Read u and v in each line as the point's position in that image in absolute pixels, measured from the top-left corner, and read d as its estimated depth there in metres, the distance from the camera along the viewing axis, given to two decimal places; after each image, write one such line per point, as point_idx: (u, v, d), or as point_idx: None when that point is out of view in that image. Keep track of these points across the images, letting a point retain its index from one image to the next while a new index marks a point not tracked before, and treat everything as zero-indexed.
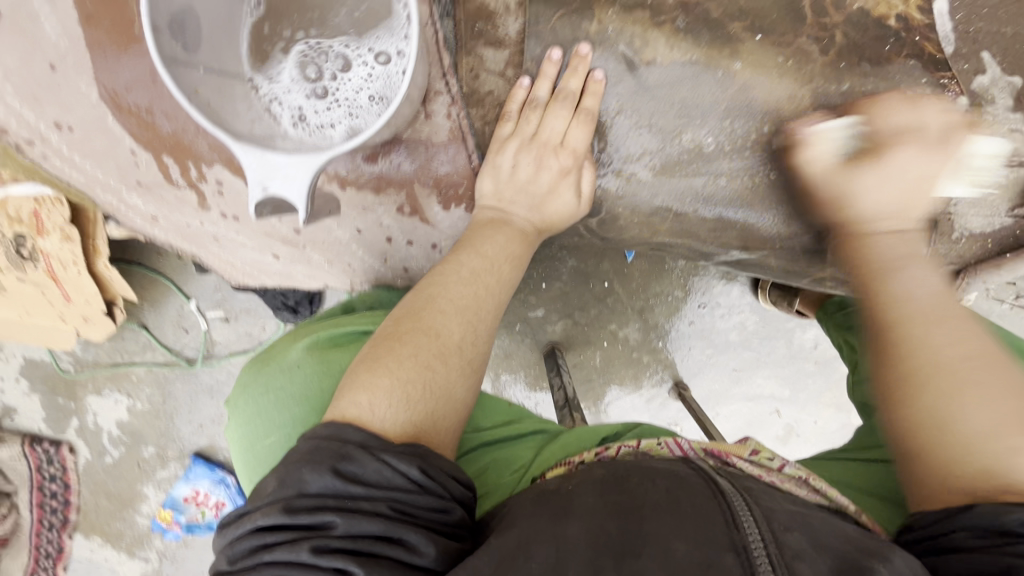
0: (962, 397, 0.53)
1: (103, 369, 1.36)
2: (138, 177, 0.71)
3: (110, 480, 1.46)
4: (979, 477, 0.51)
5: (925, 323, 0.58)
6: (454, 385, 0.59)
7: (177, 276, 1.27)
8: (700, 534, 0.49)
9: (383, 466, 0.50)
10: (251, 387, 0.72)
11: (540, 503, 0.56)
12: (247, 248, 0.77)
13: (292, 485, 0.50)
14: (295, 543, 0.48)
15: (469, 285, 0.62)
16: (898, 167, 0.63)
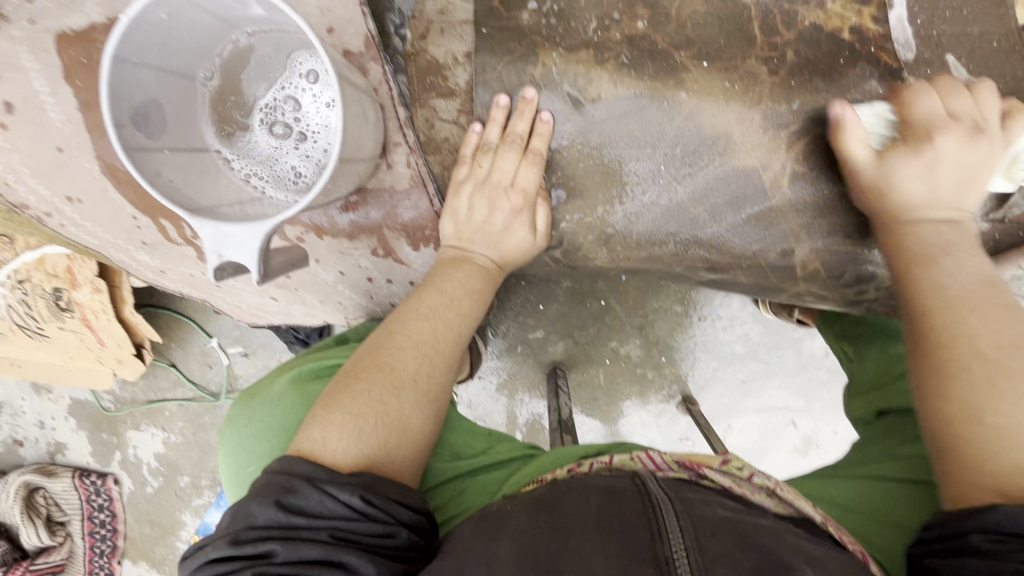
0: (997, 387, 0.52)
1: (139, 406, 1.47)
2: (143, 238, 0.79)
3: (152, 508, 1.56)
4: (994, 484, 0.49)
5: (967, 311, 0.56)
6: (407, 416, 0.63)
7: (200, 315, 1.36)
8: (623, 547, 0.51)
9: (324, 496, 0.54)
10: (234, 421, 0.77)
11: (481, 523, 0.58)
12: (248, 291, 0.89)
13: (240, 518, 0.54)
14: (239, 571, 0.51)
15: (427, 321, 0.67)
16: (940, 151, 0.62)
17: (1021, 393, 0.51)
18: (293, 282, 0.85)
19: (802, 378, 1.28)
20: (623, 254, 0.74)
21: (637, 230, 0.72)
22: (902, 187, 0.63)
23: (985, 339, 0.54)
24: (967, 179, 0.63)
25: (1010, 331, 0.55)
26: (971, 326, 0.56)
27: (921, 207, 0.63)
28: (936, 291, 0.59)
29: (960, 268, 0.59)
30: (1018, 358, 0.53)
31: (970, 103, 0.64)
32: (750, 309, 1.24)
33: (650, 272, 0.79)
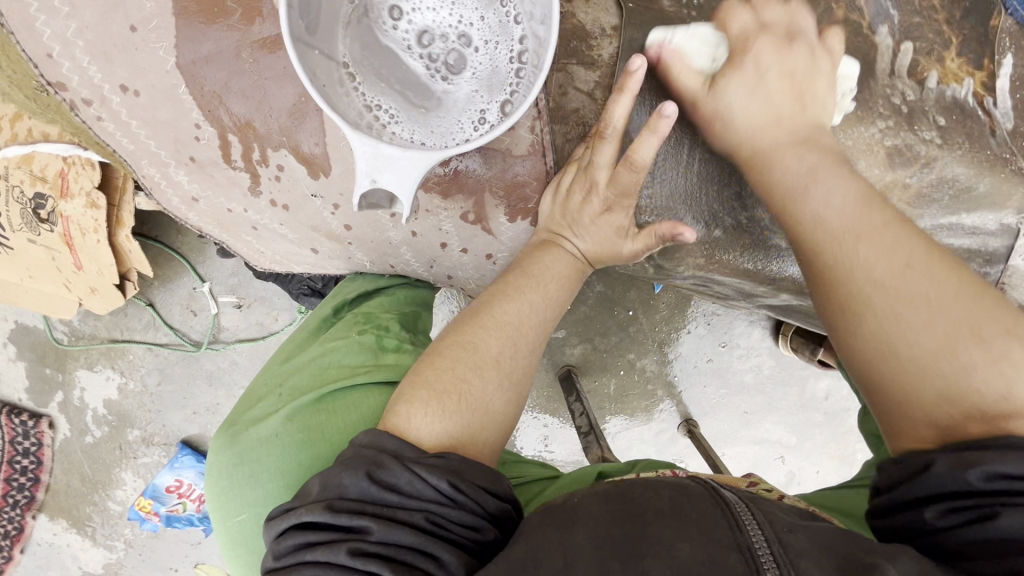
0: (900, 315, 0.53)
1: (99, 344, 1.30)
2: (193, 153, 0.70)
3: (86, 461, 1.39)
4: (939, 402, 0.51)
5: (835, 337, 0.57)
6: (489, 398, 0.60)
7: (194, 255, 1.22)
8: (704, 536, 0.48)
9: (415, 477, 0.52)
10: (222, 458, 0.67)
11: (547, 513, 0.55)
12: (286, 240, 0.79)
13: (333, 488, 0.52)
14: (333, 544, 0.50)
15: (514, 302, 0.63)
16: (761, 65, 0.63)
17: (924, 318, 0.52)
18: (348, 236, 0.76)
19: (800, 417, 1.31)
20: (713, 260, 0.73)
21: (746, 258, 0.73)
22: (738, 109, 0.63)
23: (872, 269, 0.55)
24: (799, 89, 0.63)
25: (899, 255, 0.55)
26: (860, 264, 0.56)
27: (758, 132, 0.64)
28: (815, 223, 0.59)
29: (828, 203, 0.59)
30: (913, 278, 0.54)
31: (778, 58, 0.63)
32: (768, 343, 1.25)
33: (722, 284, 0.78)
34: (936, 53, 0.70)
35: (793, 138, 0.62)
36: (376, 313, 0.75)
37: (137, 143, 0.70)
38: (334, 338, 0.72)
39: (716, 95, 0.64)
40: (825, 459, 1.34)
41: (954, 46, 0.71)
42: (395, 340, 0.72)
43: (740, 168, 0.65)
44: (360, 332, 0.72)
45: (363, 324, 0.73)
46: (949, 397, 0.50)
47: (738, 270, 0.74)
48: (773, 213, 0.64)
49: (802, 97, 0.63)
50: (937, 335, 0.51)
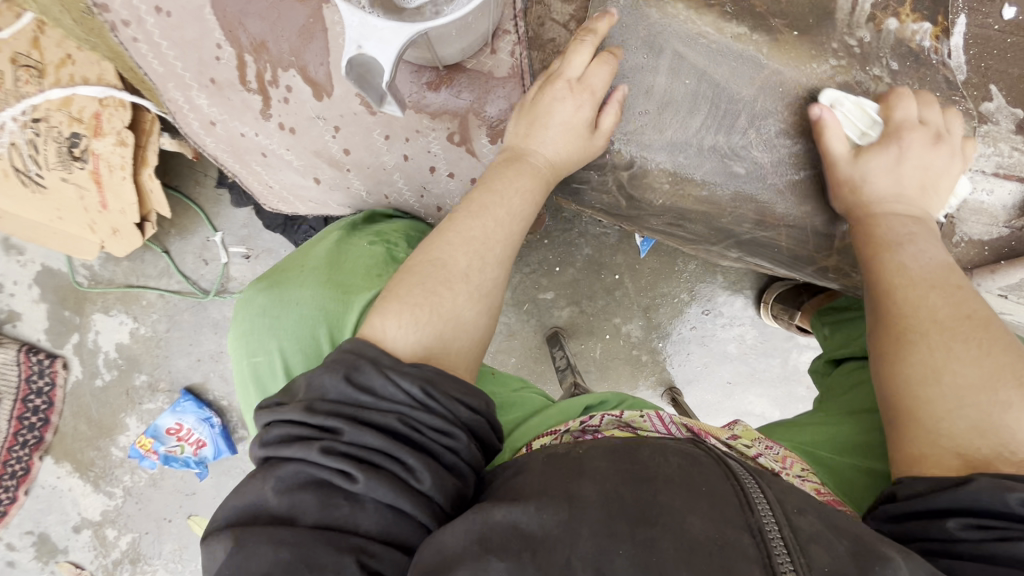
0: (950, 351, 0.61)
1: (116, 288, 1.38)
2: (213, 75, 0.79)
3: (95, 403, 1.46)
4: (968, 431, 0.58)
5: (929, 289, 0.64)
6: (460, 309, 0.64)
7: (210, 206, 1.31)
8: (716, 514, 0.52)
9: (389, 382, 0.57)
10: (249, 308, 0.76)
11: (552, 462, 0.60)
12: (292, 169, 0.87)
13: (314, 392, 0.57)
14: (308, 441, 0.55)
15: (477, 218, 0.66)
16: (911, 153, 0.68)
17: (977, 353, 0.60)
18: (347, 162, 0.83)
19: (782, 390, 1.33)
20: (682, 194, 0.77)
21: (706, 185, 0.76)
22: (872, 180, 0.68)
23: (942, 308, 0.63)
24: (925, 180, 0.68)
25: (968, 304, 0.63)
26: (929, 300, 0.64)
27: (883, 203, 0.69)
28: (901, 272, 0.66)
29: (919, 257, 0.66)
30: (965, 324, 0.62)
31: (935, 114, 0.70)
32: (751, 313, 1.29)
33: (693, 223, 0.81)
34: (893, 8, 0.76)
35: (907, 207, 0.68)
36: (388, 231, 0.82)
37: (166, 64, 0.79)
38: (349, 242, 0.80)
39: (849, 156, 0.70)
40: None
41: (907, 4, 0.76)
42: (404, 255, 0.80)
43: (937, 136, 0.68)
44: (371, 242, 0.80)
45: (376, 237, 0.81)
46: (974, 379, 0.59)
47: (701, 200, 0.77)
48: (916, 196, 0.69)
49: (927, 187, 0.69)
50: (986, 369, 0.59)
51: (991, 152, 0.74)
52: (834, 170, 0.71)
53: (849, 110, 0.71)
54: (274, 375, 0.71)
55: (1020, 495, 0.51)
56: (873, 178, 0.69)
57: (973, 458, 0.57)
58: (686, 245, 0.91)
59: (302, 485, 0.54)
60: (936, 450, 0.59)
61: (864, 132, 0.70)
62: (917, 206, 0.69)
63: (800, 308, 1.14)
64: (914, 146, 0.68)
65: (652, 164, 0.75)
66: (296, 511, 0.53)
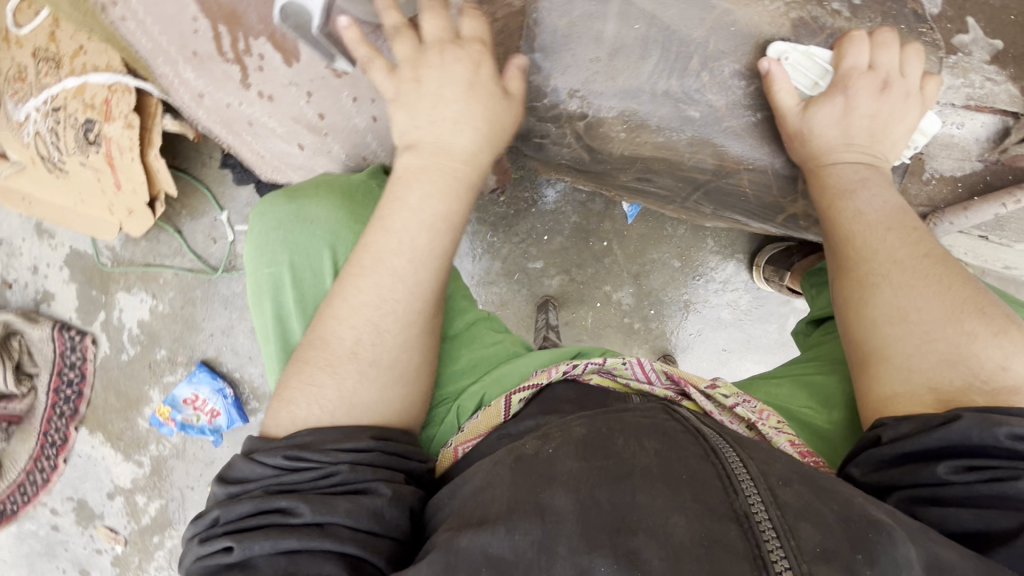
0: (912, 289, 0.63)
1: (135, 268, 1.48)
2: (194, 48, 0.85)
3: (122, 376, 1.57)
4: (942, 364, 0.59)
5: (885, 233, 0.67)
6: (346, 381, 0.64)
7: (216, 186, 1.39)
8: (699, 506, 0.51)
9: (252, 463, 0.60)
10: (261, 215, 0.76)
11: (520, 465, 0.59)
12: (277, 135, 0.93)
13: (207, 502, 0.62)
14: (196, 527, 0.58)
15: (370, 276, 0.67)
16: (857, 102, 0.69)
17: (936, 291, 0.62)
18: (323, 125, 0.89)
19: (780, 356, 1.30)
20: (639, 143, 0.78)
21: (663, 134, 0.76)
22: (819, 131, 0.70)
23: (900, 251, 0.65)
24: (878, 128, 0.70)
25: (926, 245, 0.65)
26: (889, 244, 0.66)
27: (833, 152, 0.70)
28: (858, 220, 0.68)
29: (873, 203, 0.68)
30: (926, 263, 0.64)
31: (892, 55, 0.69)
32: (743, 277, 1.27)
33: (657, 173, 0.82)
34: None
35: (855, 153, 0.69)
36: (393, 176, 0.85)
37: (153, 41, 0.85)
38: (358, 178, 0.82)
39: (806, 109, 0.70)
40: None
41: None
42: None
43: (884, 84, 0.69)
44: (378, 184, 0.83)
45: (383, 180, 0.84)
46: (936, 317, 0.61)
47: (657, 147, 0.78)
48: (874, 142, 0.70)
49: (883, 132, 0.70)
50: (945, 303, 0.61)
51: (961, 83, 0.71)
52: (783, 121, 0.72)
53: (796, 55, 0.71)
54: (284, 282, 0.74)
55: (1005, 428, 0.53)
56: (820, 129, 0.70)
57: (944, 391, 0.58)
58: (653, 203, 0.92)
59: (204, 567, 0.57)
60: (908, 387, 0.60)
61: (815, 82, 0.71)
62: (871, 152, 0.70)
63: (790, 269, 1.11)
64: (859, 94, 0.69)
65: (607, 118, 0.76)
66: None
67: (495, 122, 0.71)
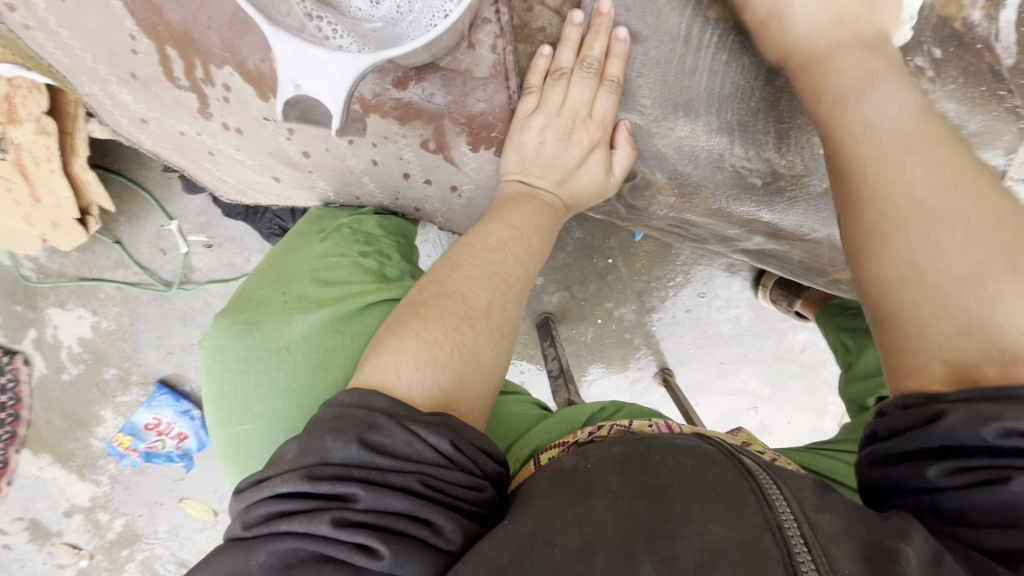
0: (936, 237, 0.44)
1: (69, 282, 1.28)
2: (132, 70, 0.66)
3: (66, 398, 1.38)
4: (960, 337, 0.42)
5: (903, 154, 0.47)
6: (483, 351, 0.54)
7: (160, 192, 1.21)
8: (734, 515, 0.42)
9: (412, 438, 0.46)
10: (222, 357, 0.63)
11: (558, 481, 0.47)
12: (245, 167, 0.75)
13: (313, 453, 0.45)
14: (315, 513, 0.43)
15: (496, 253, 0.59)
16: None
17: (960, 241, 0.43)
18: (307, 164, 0.72)
19: (775, 369, 1.31)
20: (688, 205, 0.69)
21: (717, 197, 0.68)
22: (800, 1, 0.54)
23: (919, 183, 0.46)
24: (873, 5, 0.54)
25: (948, 172, 0.46)
26: (908, 167, 0.47)
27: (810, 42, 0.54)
28: (863, 130, 0.50)
29: (881, 111, 0.49)
30: (956, 198, 0.45)
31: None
32: (748, 295, 1.24)
33: (695, 230, 0.74)
34: None
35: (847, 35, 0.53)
36: (376, 236, 0.72)
37: (72, 57, 0.66)
38: (335, 254, 0.69)
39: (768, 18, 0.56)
40: (797, 411, 1.35)
41: None
42: (397, 270, 0.71)
43: None
44: (362, 253, 0.69)
45: (365, 246, 0.70)
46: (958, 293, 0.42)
47: (711, 212, 0.70)
48: (828, 79, 0.53)
49: (859, 17, 0.53)
50: (975, 255, 0.43)
51: None
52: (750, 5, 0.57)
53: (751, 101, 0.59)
54: (268, 440, 0.61)
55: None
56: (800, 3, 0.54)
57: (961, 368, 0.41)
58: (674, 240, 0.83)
59: (304, 562, 0.42)
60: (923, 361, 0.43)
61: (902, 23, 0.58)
62: (864, 27, 0.53)
63: (801, 295, 1.11)
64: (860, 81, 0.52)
65: (658, 181, 0.68)
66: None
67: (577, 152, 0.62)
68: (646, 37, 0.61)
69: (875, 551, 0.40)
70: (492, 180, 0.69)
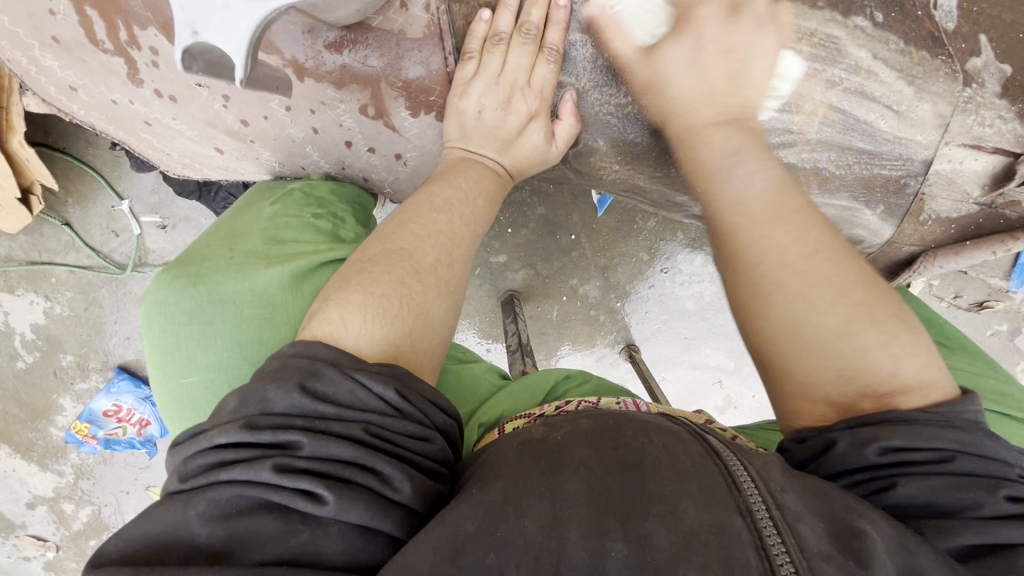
0: (809, 299, 0.50)
1: (17, 267, 1.24)
2: (53, 33, 0.63)
3: (22, 387, 1.33)
4: (838, 382, 0.48)
5: (772, 225, 0.53)
6: (431, 306, 0.52)
7: (109, 171, 1.18)
8: (706, 494, 0.40)
9: (354, 386, 0.43)
10: (167, 310, 0.60)
11: (530, 450, 0.46)
12: (186, 138, 0.73)
13: (253, 403, 0.43)
14: (256, 460, 0.40)
15: (444, 212, 0.57)
16: (704, 36, 0.57)
17: (884, 339, 0.48)
18: (248, 132, 0.70)
19: (739, 343, 1.32)
20: (637, 170, 0.69)
21: (660, 166, 0.67)
22: (671, 78, 0.58)
23: (785, 252, 0.52)
24: (733, 73, 0.57)
25: (816, 242, 0.52)
26: (774, 241, 0.52)
27: (687, 107, 0.58)
28: (734, 206, 0.55)
29: (747, 185, 0.54)
30: (817, 268, 0.51)
31: None
32: (711, 270, 1.25)
33: (646, 195, 0.73)
34: None
35: (706, 109, 0.57)
36: (331, 201, 0.70)
37: None
38: (287, 215, 0.67)
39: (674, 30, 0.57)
40: (761, 383, 1.36)
41: None
42: (352, 233, 0.69)
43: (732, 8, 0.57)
44: (315, 216, 0.67)
45: (318, 209, 0.68)
46: (837, 326, 0.49)
47: (656, 179, 0.69)
48: (750, 87, 0.59)
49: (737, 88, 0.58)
50: (889, 354, 0.48)
51: (971, 122, 0.66)
52: (629, 72, 0.60)
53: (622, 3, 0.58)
54: (212, 396, 0.57)
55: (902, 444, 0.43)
56: (669, 75, 0.58)
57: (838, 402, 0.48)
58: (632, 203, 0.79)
59: (245, 512, 0.39)
60: (814, 391, 0.49)
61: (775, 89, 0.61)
62: (733, 103, 0.58)
63: None
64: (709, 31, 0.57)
65: (602, 148, 0.67)
66: (244, 543, 0.38)
67: (515, 119, 0.60)
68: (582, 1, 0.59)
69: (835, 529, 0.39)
70: (436, 145, 0.67)
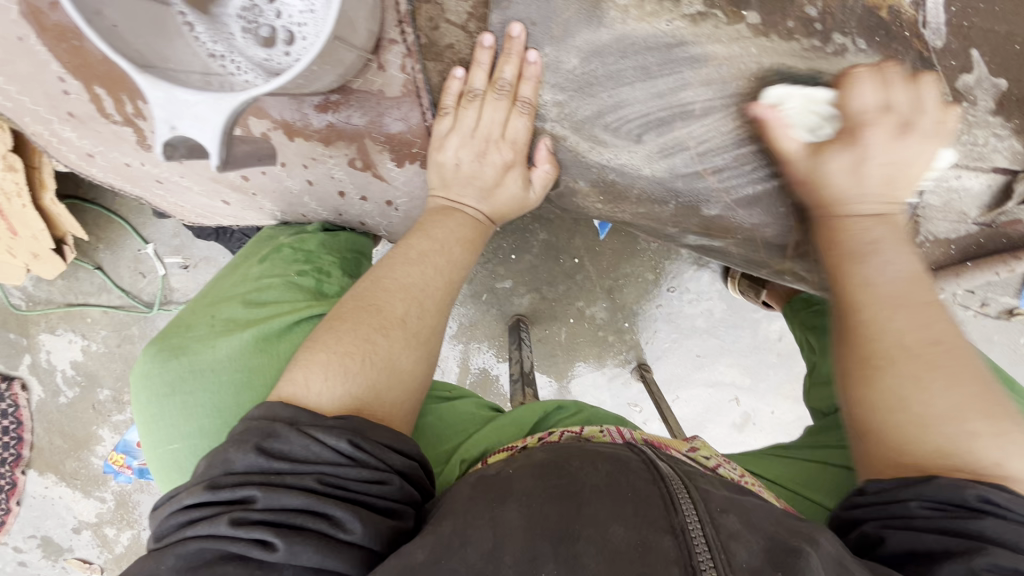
0: (924, 382, 0.50)
1: (57, 308, 1.33)
2: (69, 109, 0.69)
3: (65, 420, 1.41)
4: (933, 456, 0.48)
5: (895, 309, 0.53)
6: (398, 358, 0.54)
7: (134, 217, 1.26)
8: (639, 516, 0.42)
9: (310, 441, 0.46)
10: (150, 382, 0.64)
11: (480, 485, 0.48)
12: (194, 192, 0.78)
13: (217, 464, 0.46)
14: (215, 516, 0.43)
15: (416, 265, 0.59)
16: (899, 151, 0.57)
17: (945, 385, 0.50)
18: (249, 186, 0.74)
19: (753, 359, 1.29)
20: (621, 206, 0.69)
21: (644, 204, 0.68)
22: (829, 180, 0.58)
23: (908, 334, 0.52)
24: (897, 175, 0.57)
25: (935, 325, 0.52)
26: (896, 322, 0.53)
27: (852, 202, 0.58)
28: (864, 287, 0.55)
29: (884, 269, 0.55)
30: (943, 354, 0.51)
31: (911, 96, 0.57)
32: (718, 286, 1.25)
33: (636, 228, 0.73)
34: None
35: (875, 207, 0.57)
36: (316, 253, 0.73)
37: (13, 100, 0.69)
38: (270, 274, 0.70)
39: (870, 116, 0.57)
40: (779, 399, 1.33)
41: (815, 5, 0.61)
42: (336, 286, 0.72)
43: (903, 125, 0.57)
44: (298, 272, 0.71)
45: (304, 264, 0.72)
46: (951, 408, 0.49)
47: (642, 215, 0.69)
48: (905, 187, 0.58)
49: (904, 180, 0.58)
50: (956, 401, 0.49)
51: (964, 141, 0.64)
52: (788, 167, 0.61)
53: (623, 149, 0.65)
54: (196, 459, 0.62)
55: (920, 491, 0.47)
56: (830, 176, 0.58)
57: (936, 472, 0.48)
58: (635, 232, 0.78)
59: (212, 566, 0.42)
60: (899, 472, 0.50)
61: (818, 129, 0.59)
62: (884, 202, 0.58)
63: (766, 286, 1.08)
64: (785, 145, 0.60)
65: (583, 189, 0.68)
66: None
67: (492, 167, 0.62)
68: (555, 53, 0.61)
69: (775, 551, 0.40)
70: (423, 190, 0.69)
